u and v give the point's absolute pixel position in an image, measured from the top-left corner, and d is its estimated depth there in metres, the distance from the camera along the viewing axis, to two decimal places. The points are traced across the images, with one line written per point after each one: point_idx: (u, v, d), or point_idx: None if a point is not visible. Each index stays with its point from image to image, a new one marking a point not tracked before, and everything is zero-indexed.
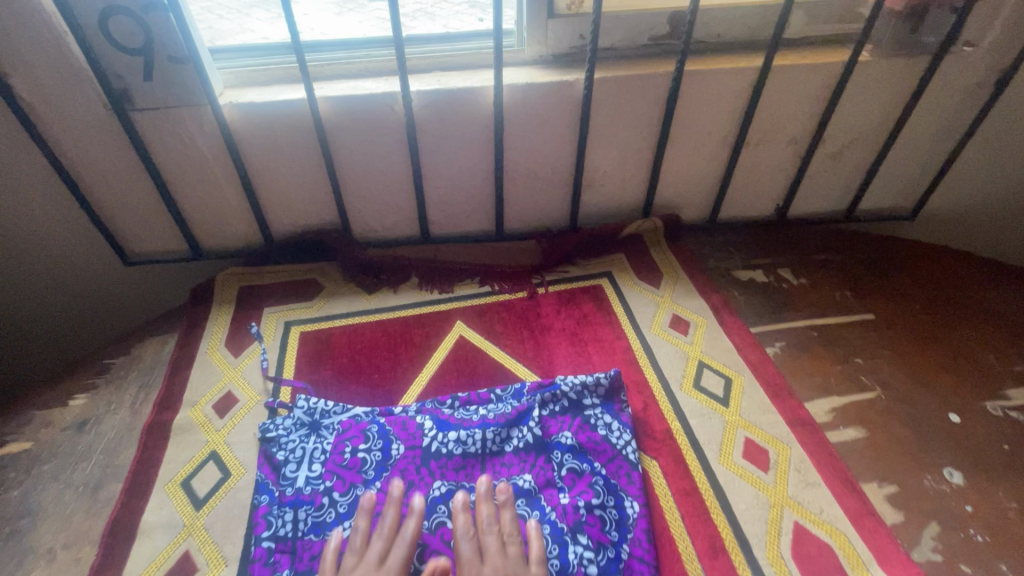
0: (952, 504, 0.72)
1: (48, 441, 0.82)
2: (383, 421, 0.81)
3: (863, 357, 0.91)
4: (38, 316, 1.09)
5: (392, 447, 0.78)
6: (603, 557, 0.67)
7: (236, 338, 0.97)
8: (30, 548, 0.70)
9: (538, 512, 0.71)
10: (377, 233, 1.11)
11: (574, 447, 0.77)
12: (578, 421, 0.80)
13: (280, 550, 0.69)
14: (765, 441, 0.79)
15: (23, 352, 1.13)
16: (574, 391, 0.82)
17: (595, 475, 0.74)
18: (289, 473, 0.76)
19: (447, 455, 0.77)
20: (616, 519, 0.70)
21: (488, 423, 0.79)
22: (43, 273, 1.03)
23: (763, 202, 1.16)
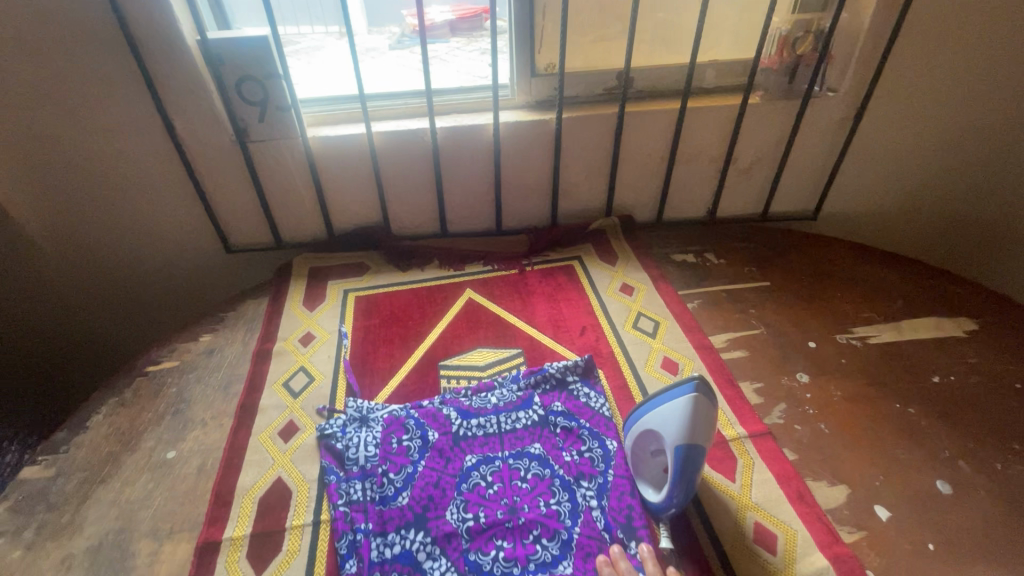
0: (798, 393, 1.08)
1: (190, 360, 1.20)
2: (417, 415, 1.03)
3: (756, 308, 1.28)
4: (157, 292, 1.50)
5: (429, 433, 1.00)
6: (596, 483, 0.92)
7: (311, 298, 1.36)
8: (190, 418, 1.08)
9: (549, 469, 0.94)
10: (409, 229, 1.52)
11: (564, 411, 1.03)
12: (566, 394, 1.06)
13: (354, 510, 0.90)
14: (678, 357, 1.16)
15: (150, 316, 1.55)
16: (559, 372, 1.09)
17: (582, 428, 1.00)
18: (352, 455, 0.97)
19: (472, 435, 1.00)
20: (601, 454, 0.96)
21: (499, 410, 1.04)
22: (170, 257, 1.44)
23: (697, 206, 1.55)
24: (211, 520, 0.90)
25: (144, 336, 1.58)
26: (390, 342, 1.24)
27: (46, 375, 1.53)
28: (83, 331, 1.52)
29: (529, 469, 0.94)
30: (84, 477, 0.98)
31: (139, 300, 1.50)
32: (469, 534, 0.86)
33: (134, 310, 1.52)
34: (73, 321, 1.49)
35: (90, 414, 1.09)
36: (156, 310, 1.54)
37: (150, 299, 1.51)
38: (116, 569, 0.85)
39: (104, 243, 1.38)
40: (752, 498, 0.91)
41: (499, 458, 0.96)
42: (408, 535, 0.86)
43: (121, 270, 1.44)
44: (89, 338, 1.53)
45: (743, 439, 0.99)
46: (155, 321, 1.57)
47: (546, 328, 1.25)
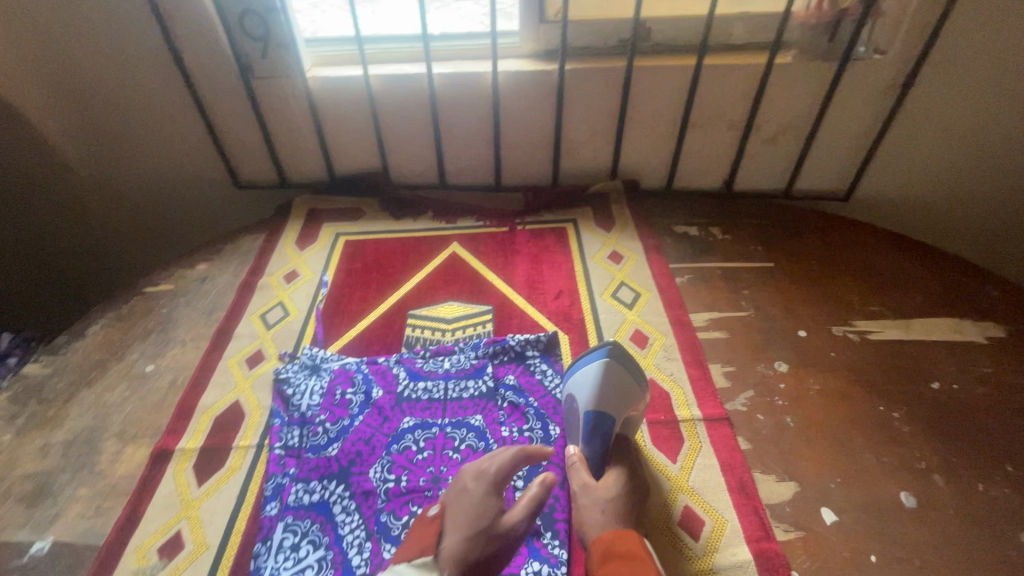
0: (770, 382, 1.00)
1: (184, 285, 1.28)
2: (367, 370, 1.02)
3: (750, 289, 1.19)
4: (155, 217, 1.58)
5: (373, 390, 0.99)
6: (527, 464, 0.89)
7: (303, 239, 1.40)
8: (172, 337, 1.16)
9: (484, 443, 0.92)
10: (408, 178, 1.51)
11: (515, 386, 0.99)
12: (521, 367, 1.02)
13: (288, 455, 0.91)
14: (650, 332, 1.11)
15: (165, 239, 1.64)
16: (519, 345, 1.03)
17: (528, 407, 0.95)
18: (296, 402, 0.97)
19: (416, 398, 0.98)
20: (540, 437, 0.92)
21: (450, 375, 1.01)
22: (178, 184, 1.51)
23: (712, 175, 1.44)
24: (169, 431, 0.97)
25: (142, 259, 1.69)
26: (367, 287, 1.25)
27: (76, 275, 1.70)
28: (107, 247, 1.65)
29: (464, 440, 0.93)
30: (74, 378, 1.08)
31: (140, 222, 1.60)
32: (387, 495, 0.85)
33: (132, 231, 1.62)
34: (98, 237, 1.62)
35: (90, 323, 1.19)
36: (155, 235, 1.63)
37: (150, 224, 1.60)
38: (83, 461, 0.94)
39: (126, 170, 1.48)
40: (689, 481, 0.87)
41: (437, 425, 0.95)
42: (328, 487, 0.87)
43: (137, 195, 1.53)
44: (94, 252, 1.65)
45: (696, 422, 0.94)
46: (153, 247, 1.66)
47: (520, 287, 1.22)
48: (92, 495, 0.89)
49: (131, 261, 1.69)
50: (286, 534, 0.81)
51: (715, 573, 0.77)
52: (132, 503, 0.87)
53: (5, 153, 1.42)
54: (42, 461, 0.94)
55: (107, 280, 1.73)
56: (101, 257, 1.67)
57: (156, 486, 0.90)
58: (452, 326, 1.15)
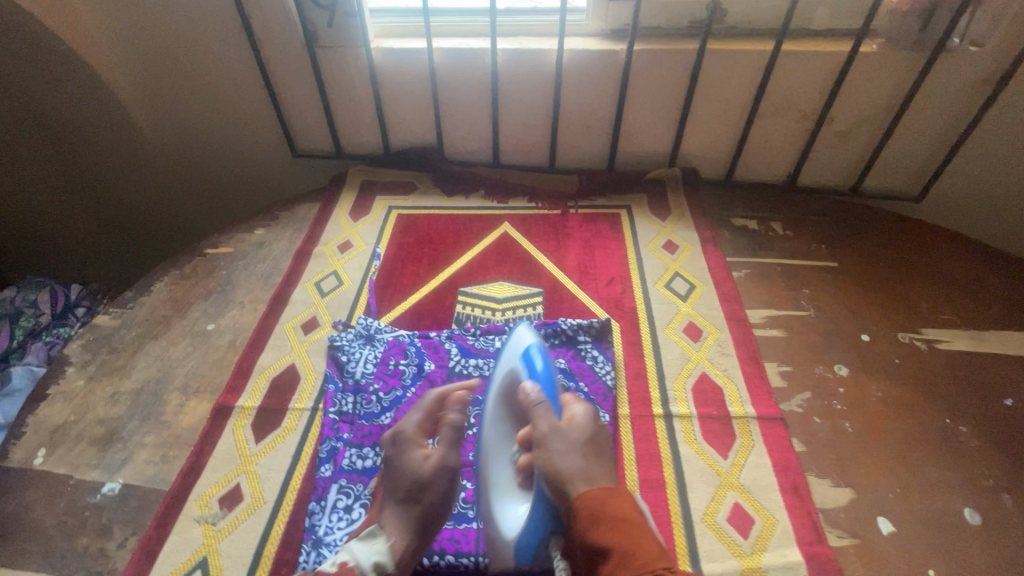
0: (829, 385, 0.97)
1: (243, 248, 1.31)
2: (419, 344, 1.03)
3: (811, 288, 1.15)
4: (213, 181, 1.63)
5: (425, 363, 1.00)
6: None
7: (357, 210, 1.42)
8: (231, 298, 1.19)
9: None
10: (462, 155, 1.50)
11: (566, 370, 0.98)
12: (572, 352, 1.01)
13: (341, 420, 0.93)
14: (704, 325, 1.08)
15: (225, 204, 1.69)
16: (572, 329, 1.02)
17: (579, 392, 0.95)
18: (351, 368, 1.00)
19: (466, 373, 1.00)
20: None
21: (501, 355, 1.01)
22: (236, 149, 1.55)
23: (776, 167, 1.39)
24: (229, 388, 1.01)
25: (203, 222, 1.75)
26: (418, 262, 1.26)
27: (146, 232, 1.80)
28: (169, 209, 1.72)
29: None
30: (140, 331, 1.13)
31: (198, 186, 1.65)
32: None
33: (192, 195, 1.67)
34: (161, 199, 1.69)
35: (155, 280, 1.24)
36: (212, 198, 1.68)
37: (207, 188, 1.65)
38: (150, 410, 0.99)
39: (190, 132, 1.52)
40: (739, 478, 0.85)
41: None
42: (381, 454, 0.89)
43: (199, 159, 1.58)
44: (160, 214, 1.74)
45: (749, 420, 0.92)
46: (212, 210, 1.71)
47: (572, 271, 1.21)
48: (158, 442, 0.94)
49: (193, 223, 1.76)
50: (340, 495, 0.84)
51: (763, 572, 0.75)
52: (195, 453, 0.91)
53: (79, 110, 1.49)
54: (112, 407, 0.99)
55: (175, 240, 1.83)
56: (167, 219, 1.75)
57: (216, 439, 0.93)
58: (502, 306, 1.15)
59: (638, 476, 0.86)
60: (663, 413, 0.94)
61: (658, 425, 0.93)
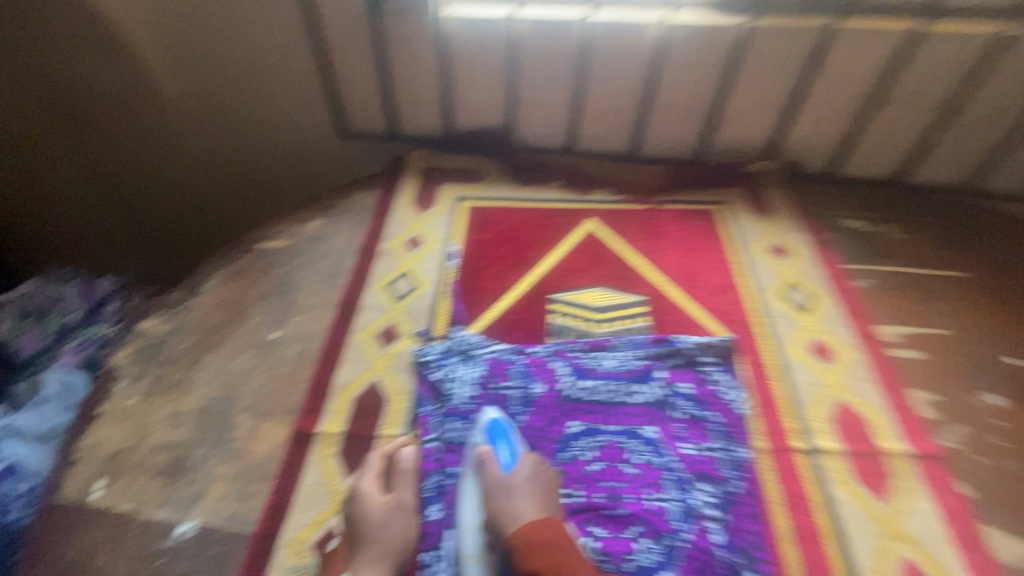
0: (983, 416, 0.88)
1: (299, 243, 1.17)
2: (524, 363, 0.92)
3: (942, 303, 1.05)
4: (248, 168, 1.46)
5: (533, 386, 0.90)
6: (718, 490, 0.77)
7: (420, 201, 1.27)
8: (293, 302, 1.06)
9: (663, 460, 0.81)
10: (533, 140, 1.36)
11: (692, 397, 0.87)
12: (696, 375, 0.90)
13: (446, 451, 0.84)
14: (832, 343, 0.97)
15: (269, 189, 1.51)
16: (693, 349, 0.92)
17: (710, 422, 0.84)
18: (451, 392, 0.90)
19: (579, 399, 0.88)
20: (730, 460, 0.80)
21: (615, 376, 0.90)
22: (273, 127, 1.37)
23: (884, 162, 1.26)
24: (307, 410, 0.89)
25: (240, 217, 1.58)
26: (501, 263, 1.14)
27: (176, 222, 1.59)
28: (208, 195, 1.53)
29: (638, 453, 0.82)
30: (194, 340, 1.00)
31: (231, 174, 1.48)
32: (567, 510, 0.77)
33: (226, 185, 1.50)
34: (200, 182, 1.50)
35: (203, 279, 1.10)
36: (248, 189, 1.51)
37: (241, 176, 1.48)
38: (218, 436, 0.86)
39: (225, 106, 1.34)
40: (908, 530, 0.74)
41: (606, 433, 0.84)
42: None
43: (242, 139, 1.40)
44: (191, 213, 1.57)
45: (905, 458, 0.81)
46: (249, 202, 1.54)
47: (674, 277, 1.08)
48: (233, 475, 0.82)
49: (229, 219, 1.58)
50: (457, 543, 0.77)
51: None
52: (279, 489, 0.80)
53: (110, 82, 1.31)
54: (174, 431, 0.87)
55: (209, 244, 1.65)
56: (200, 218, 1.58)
57: (300, 472, 0.82)
58: (602, 320, 1.02)
59: (790, 523, 0.75)
60: (805, 448, 0.83)
61: (802, 462, 0.82)
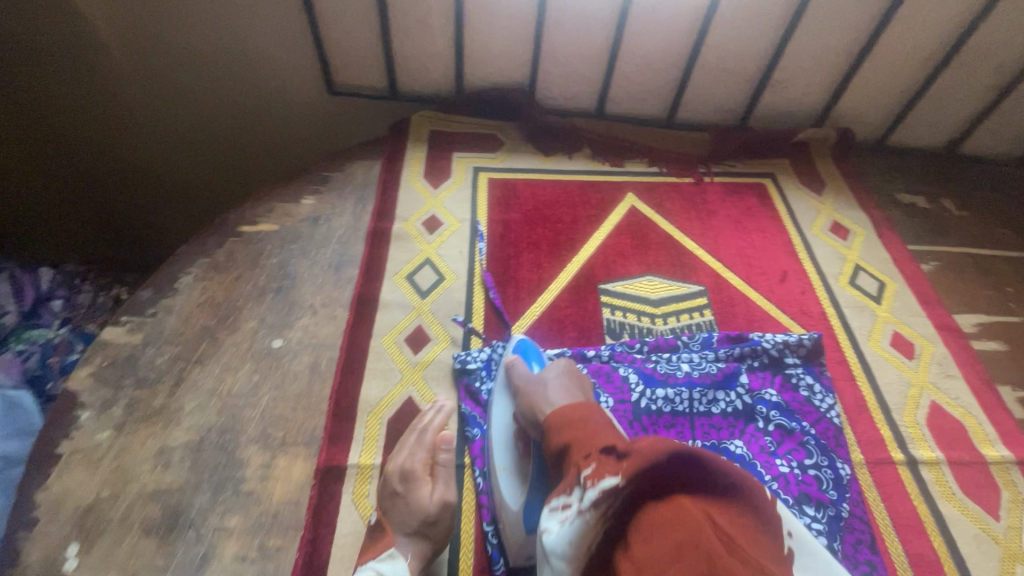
0: None
1: (292, 227, 0.98)
2: (585, 373, 0.79)
3: (1015, 287, 0.97)
4: (219, 132, 1.20)
5: (601, 400, 0.77)
6: (826, 515, 0.67)
7: (433, 172, 1.09)
8: (297, 301, 0.88)
9: (758, 480, 0.69)
10: (557, 101, 1.18)
11: (779, 405, 0.76)
12: (780, 379, 0.80)
13: None
14: (912, 336, 0.89)
15: (259, 158, 1.25)
16: (776, 349, 0.81)
17: (806, 435, 0.74)
18: None
19: (655, 411, 0.76)
20: (832, 478, 0.71)
21: (694, 382, 0.78)
22: (250, 83, 1.11)
23: (939, 131, 1.17)
24: (331, 438, 0.74)
25: (209, 190, 1.31)
26: (536, 248, 0.98)
27: (157, 198, 1.32)
28: (189, 167, 1.26)
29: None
30: (176, 352, 0.81)
31: (198, 138, 1.21)
32: None
33: (190, 152, 1.23)
34: (175, 152, 1.23)
35: (177, 273, 0.89)
36: (220, 157, 1.25)
37: (211, 141, 1.22)
38: (223, 477, 0.70)
39: (177, 61, 1.07)
40: (1023, 547, 0.69)
41: (690, 450, 0.73)
42: None
43: (214, 99, 1.14)
44: (145, 184, 1.29)
45: (1009, 465, 0.76)
46: (220, 173, 1.28)
47: (734, 264, 0.98)
48: (248, 527, 0.66)
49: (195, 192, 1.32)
50: None
51: None
52: (310, 542, 0.66)
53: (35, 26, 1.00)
54: (165, 474, 0.70)
55: (171, 220, 1.38)
56: (158, 190, 1.31)
57: (334, 519, 0.68)
58: (661, 312, 0.91)
59: (904, 549, 0.68)
60: (905, 459, 0.76)
61: (904, 475, 0.74)
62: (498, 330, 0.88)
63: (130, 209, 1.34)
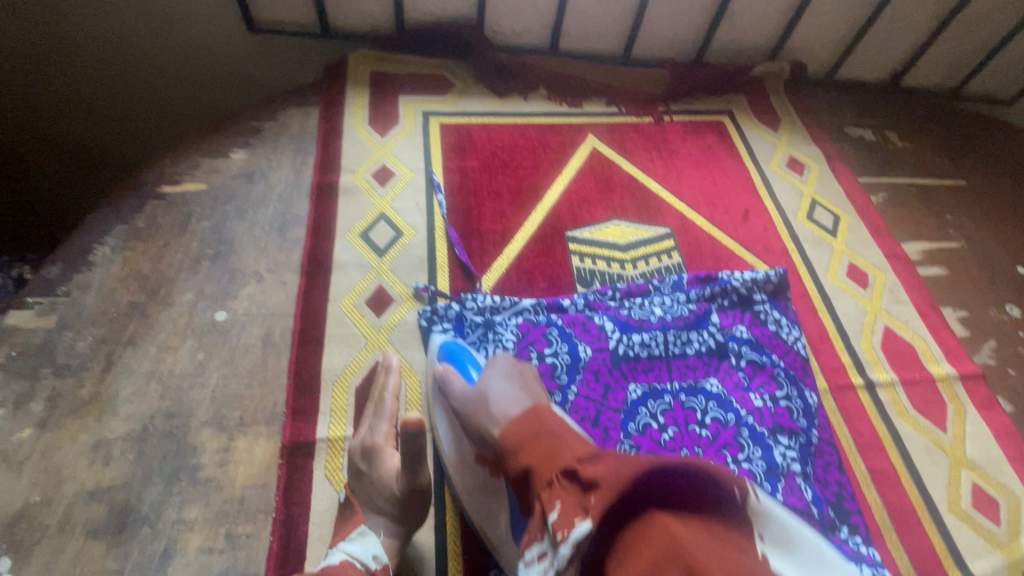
0: (1009, 329, 0.88)
1: (223, 185, 0.87)
2: (561, 323, 0.76)
3: (953, 214, 1.02)
4: (123, 77, 1.03)
5: (578, 349, 0.74)
6: (798, 443, 0.70)
7: (379, 118, 0.99)
8: (238, 267, 0.79)
9: (734, 415, 0.70)
10: (508, 36, 1.09)
11: (750, 341, 0.77)
12: (749, 316, 0.80)
13: None
14: (866, 267, 0.92)
15: (189, 104, 1.10)
16: (745, 287, 0.81)
17: (776, 368, 0.75)
18: None
19: (633, 357, 0.75)
20: (801, 407, 0.73)
21: (668, 326, 0.77)
22: (153, 14, 0.95)
23: (885, 62, 1.18)
24: (294, 413, 0.68)
25: (119, 147, 1.14)
26: (498, 196, 0.93)
27: (88, 167, 1.16)
28: (117, 125, 1.10)
29: (707, 411, 0.70)
30: (100, 334, 0.71)
31: (96, 86, 1.03)
32: None
33: (91, 102, 1.06)
34: (95, 109, 1.07)
35: (90, 244, 0.78)
36: (128, 107, 1.08)
37: (114, 89, 1.04)
38: (176, 466, 0.63)
39: None
40: (967, 453, 0.75)
41: (669, 392, 0.73)
42: None
43: (117, 37, 0.97)
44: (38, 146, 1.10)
45: (952, 380, 0.81)
46: (130, 126, 1.11)
47: (698, 205, 0.96)
48: (212, 516, 0.61)
49: (103, 152, 1.14)
50: None
51: None
52: (284, 523, 0.62)
53: None
54: (107, 469, 0.62)
55: (76, 190, 1.19)
56: (55, 153, 1.12)
57: (307, 496, 0.64)
58: (630, 256, 0.89)
59: (867, 466, 0.73)
60: (864, 383, 0.79)
61: (864, 399, 0.78)
62: (465, 285, 0.83)
63: (54, 183, 1.16)
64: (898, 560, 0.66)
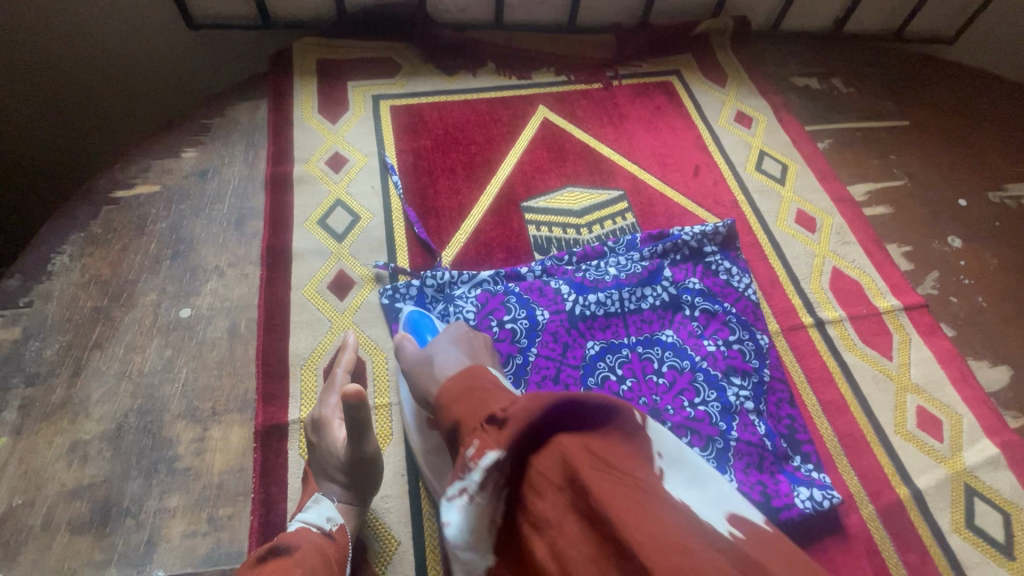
0: (951, 259, 0.92)
1: (176, 184, 0.87)
2: (518, 291, 0.78)
3: (897, 154, 1.05)
4: (62, 89, 1.02)
5: (537, 313, 0.77)
6: (750, 382, 0.73)
7: (328, 105, 1.00)
8: (198, 265, 0.80)
9: (689, 361, 0.74)
10: (452, 13, 1.08)
11: (703, 291, 0.80)
12: (701, 268, 0.83)
13: None
14: (815, 212, 0.95)
15: (138, 107, 1.09)
16: (695, 240, 0.84)
17: (728, 314, 0.78)
18: None
19: (590, 315, 0.78)
20: (753, 348, 0.76)
21: (623, 284, 0.80)
22: (71, 13, 0.93)
23: (827, 10, 1.19)
24: (265, 398, 0.71)
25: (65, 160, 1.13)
26: (452, 173, 0.94)
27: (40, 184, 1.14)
28: (66, 137, 1.10)
29: (663, 360, 0.74)
30: (66, 341, 0.72)
31: (38, 101, 1.02)
32: None
33: (30, 118, 1.04)
34: (41, 123, 1.06)
35: (47, 254, 0.78)
36: (67, 116, 1.06)
37: (44, 98, 1.02)
38: (153, 460, 0.65)
39: None
40: (912, 379, 0.79)
41: (626, 346, 0.76)
42: None
43: (55, 47, 0.96)
44: None
45: (897, 312, 0.85)
46: (70, 134, 1.09)
47: (650, 165, 0.99)
48: (193, 502, 0.63)
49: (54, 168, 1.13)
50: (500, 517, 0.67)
51: (969, 473, 0.72)
52: (263, 502, 0.64)
53: None
54: (85, 468, 0.64)
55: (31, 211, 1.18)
56: None
57: (284, 475, 0.66)
58: (585, 221, 0.91)
59: (818, 399, 0.77)
60: (814, 321, 0.83)
61: (814, 336, 0.82)
62: (424, 262, 0.85)
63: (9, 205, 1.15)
64: (847, 481, 0.71)
